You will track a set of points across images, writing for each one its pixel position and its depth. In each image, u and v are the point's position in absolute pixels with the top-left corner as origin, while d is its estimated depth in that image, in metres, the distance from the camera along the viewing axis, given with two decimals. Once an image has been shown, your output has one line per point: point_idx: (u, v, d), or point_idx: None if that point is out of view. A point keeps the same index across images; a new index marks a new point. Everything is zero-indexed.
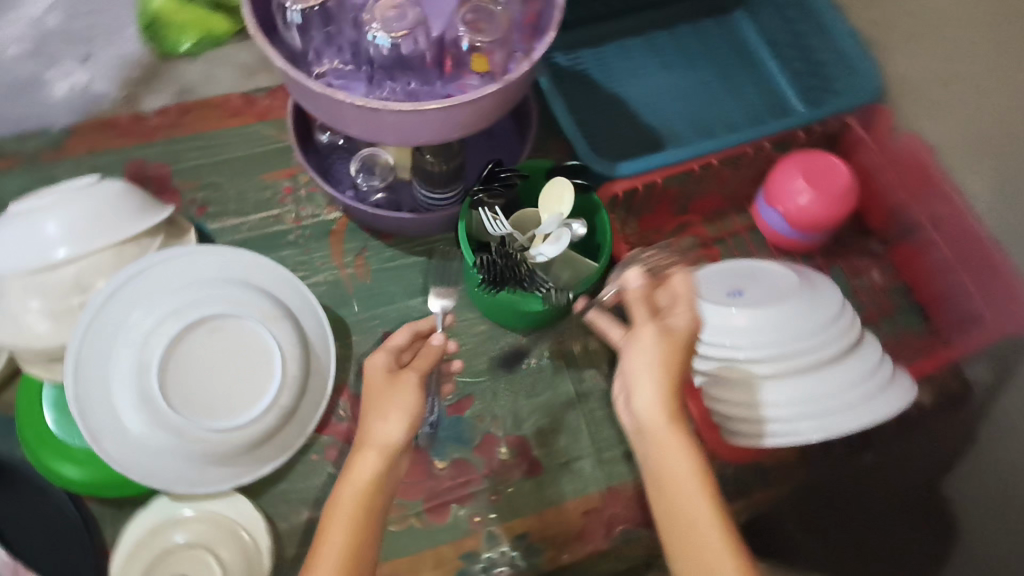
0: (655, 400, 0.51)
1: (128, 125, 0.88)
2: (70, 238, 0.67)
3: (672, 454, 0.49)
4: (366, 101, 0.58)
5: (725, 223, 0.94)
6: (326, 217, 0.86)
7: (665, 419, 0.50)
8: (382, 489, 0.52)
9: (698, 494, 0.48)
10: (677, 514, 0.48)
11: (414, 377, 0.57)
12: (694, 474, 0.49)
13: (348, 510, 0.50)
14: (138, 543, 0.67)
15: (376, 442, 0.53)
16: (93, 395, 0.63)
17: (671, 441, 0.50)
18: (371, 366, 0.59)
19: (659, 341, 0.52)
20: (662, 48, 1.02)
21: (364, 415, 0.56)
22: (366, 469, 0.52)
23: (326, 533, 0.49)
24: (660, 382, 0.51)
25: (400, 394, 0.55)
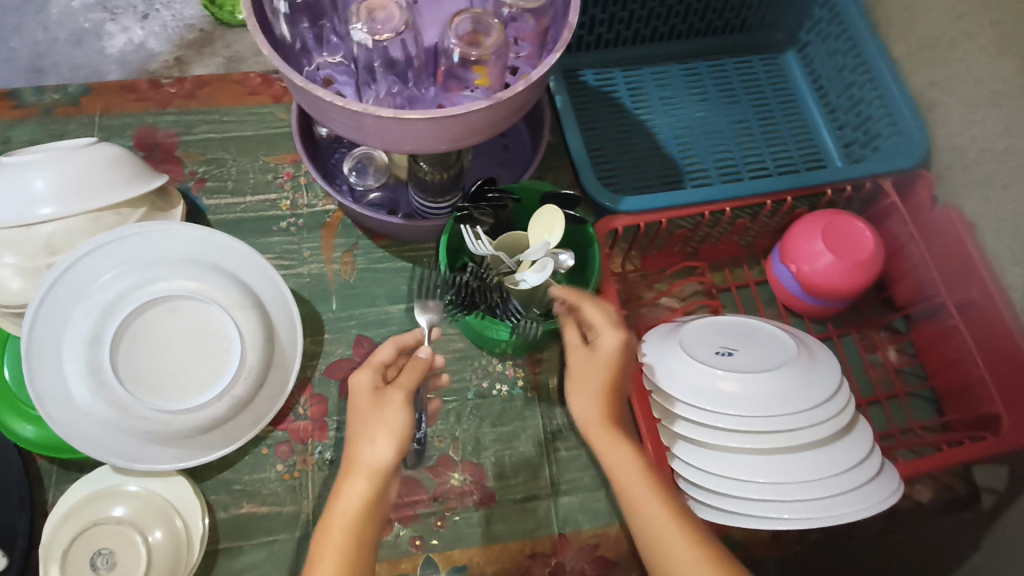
0: (591, 406, 0.54)
1: (146, 90, 0.88)
2: (54, 196, 0.66)
3: (622, 459, 0.52)
4: (347, 102, 0.55)
5: (737, 272, 0.88)
6: (321, 208, 0.84)
7: (603, 422, 0.53)
8: (371, 518, 0.48)
9: (653, 497, 0.50)
10: (641, 518, 0.50)
11: (401, 394, 0.51)
12: (648, 476, 0.51)
13: (337, 540, 0.46)
14: (72, 509, 0.67)
15: (363, 468, 0.48)
16: (44, 358, 0.64)
17: (614, 441, 0.53)
18: (358, 384, 0.53)
19: (580, 362, 0.56)
20: (701, 79, 0.96)
21: (351, 437, 0.50)
22: (352, 499, 0.47)
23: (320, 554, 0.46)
24: (594, 391, 0.54)
25: (387, 414, 0.50)
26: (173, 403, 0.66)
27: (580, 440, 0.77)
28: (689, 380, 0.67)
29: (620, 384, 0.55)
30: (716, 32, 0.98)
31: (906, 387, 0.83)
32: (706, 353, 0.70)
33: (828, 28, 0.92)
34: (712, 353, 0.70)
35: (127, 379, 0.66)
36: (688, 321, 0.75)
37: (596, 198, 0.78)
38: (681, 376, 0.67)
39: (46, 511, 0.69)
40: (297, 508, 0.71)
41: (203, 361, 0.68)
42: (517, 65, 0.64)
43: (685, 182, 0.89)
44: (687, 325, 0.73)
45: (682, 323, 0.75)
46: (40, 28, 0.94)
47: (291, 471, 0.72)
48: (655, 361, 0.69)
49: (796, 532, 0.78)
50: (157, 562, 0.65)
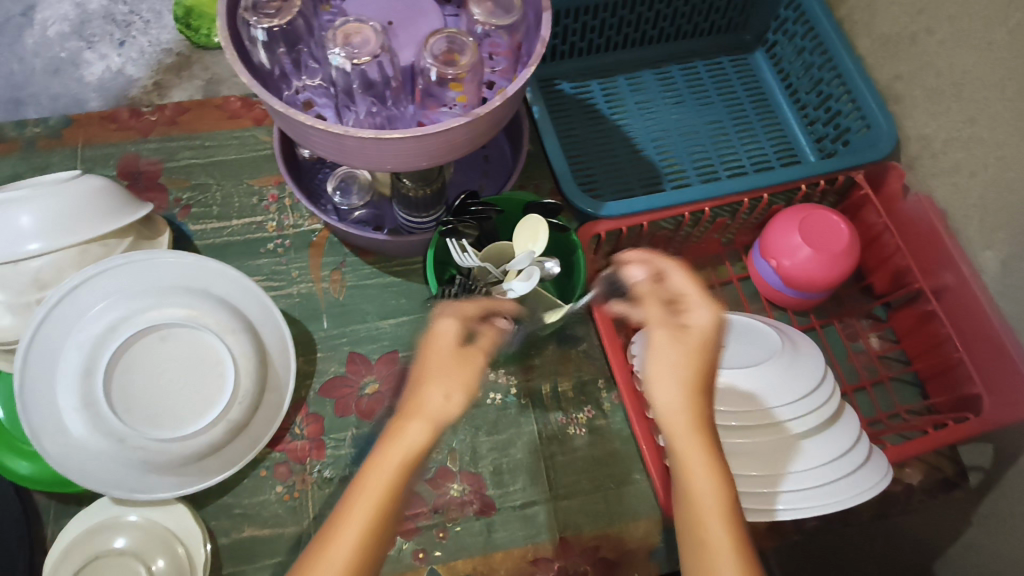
0: (681, 399, 0.49)
1: (127, 118, 0.89)
2: (42, 231, 0.67)
3: (698, 467, 0.47)
4: (328, 125, 0.56)
5: (720, 270, 0.90)
6: (307, 228, 0.85)
7: (690, 419, 0.48)
8: (418, 466, 0.47)
9: (716, 508, 0.45)
10: (699, 527, 0.45)
11: (481, 358, 0.53)
12: (719, 489, 0.46)
13: (383, 477, 0.46)
14: (71, 545, 0.67)
15: (428, 413, 0.48)
16: (38, 393, 0.64)
17: (694, 445, 0.47)
18: (440, 331, 0.53)
19: (677, 338, 0.51)
20: (675, 83, 0.98)
21: (420, 377, 0.51)
22: (411, 439, 0.47)
23: (367, 480, 0.46)
24: (682, 379, 0.49)
25: (465, 370, 0.51)
26: (168, 433, 0.66)
27: (576, 444, 0.78)
28: None
29: (710, 376, 0.50)
30: (687, 36, 1.00)
31: (890, 372, 0.85)
32: None
33: (795, 28, 0.95)
34: None
35: (123, 410, 0.66)
36: None
37: (577, 204, 0.79)
38: None
39: (47, 547, 0.69)
40: (298, 529, 0.72)
41: (197, 389, 0.68)
42: (492, 80, 0.66)
43: (664, 184, 0.91)
44: None
45: None
46: (15, 60, 0.94)
47: (291, 492, 0.73)
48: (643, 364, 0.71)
49: (792, 521, 0.79)
50: None
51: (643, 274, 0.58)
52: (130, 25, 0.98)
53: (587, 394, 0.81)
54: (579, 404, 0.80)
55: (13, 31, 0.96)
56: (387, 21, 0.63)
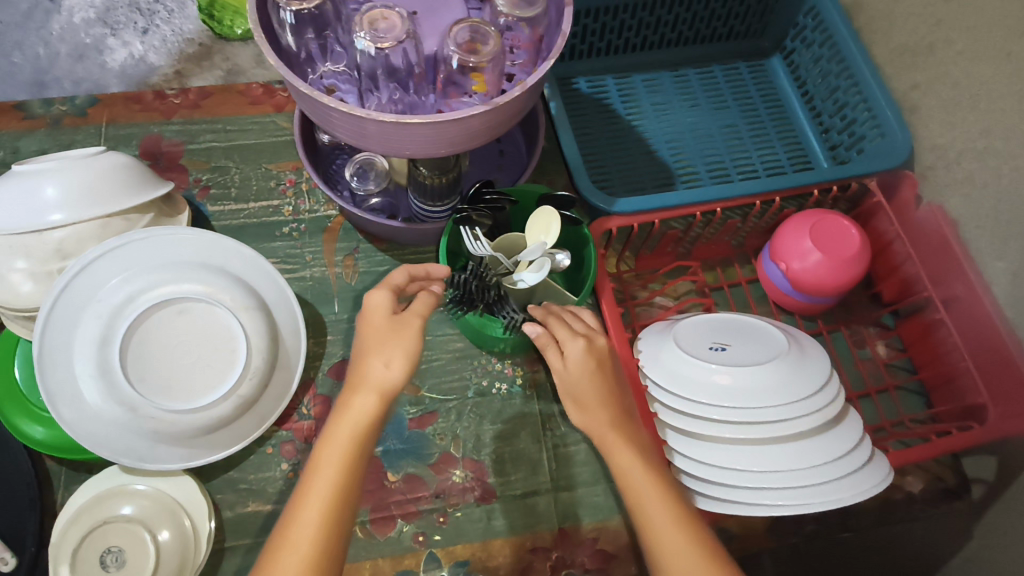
0: (593, 409, 0.57)
1: (151, 101, 0.91)
2: (65, 203, 0.68)
3: (625, 456, 0.55)
4: (351, 108, 0.57)
5: (729, 271, 0.90)
6: (323, 213, 0.86)
7: (606, 421, 0.56)
8: (372, 435, 0.51)
9: (648, 487, 0.53)
10: (639, 513, 0.53)
11: (416, 321, 0.55)
12: (645, 471, 0.54)
13: (340, 450, 0.50)
14: (82, 507, 0.68)
15: (374, 383, 0.52)
16: (57, 358, 0.66)
17: (617, 440, 0.56)
18: (374, 303, 0.56)
19: (565, 382, 0.59)
20: (691, 86, 0.99)
21: (359, 353, 0.54)
22: (362, 412, 0.51)
23: (319, 463, 0.49)
24: (585, 399, 0.57)
25: (402, 336, 0.54)
26: (179, 404, 0.67)
27: (579, 436, 0.79)
28: (684, 375, 0.69)
29: (608, 387, 0.58)
30: (705, 40, 1.01)
31: (896, 381, 0.85)
32: (701, 349, 0.72)
33: (812, 36, 0.96)
34: (707, 349, 0.72)
35: (137, 379, 0.67)
36: (681, 319, 0.77)
37: (589, 199, 0.80)
38: (675, 373, 0.69)
39: (56, 513, 0.70)
40: None
41: (210, 362, 0.70)
42: (512, 72, 0.66)
43: (676, 185, 0.92)
44: (683, 322, 0.75)
45: (675, 321, 0.77)
46: (43, 43, 0.97)
47: (296, 470, 0.74)
48: (651, 359, 0.71)
49: (792, 523, 0.79)
50: (165, 558, 0.66)
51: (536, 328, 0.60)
52: (153, 14, 1.00)
53: None
54: None
55: (42, 15, 0.99)
56: (412, 11, 0.65)
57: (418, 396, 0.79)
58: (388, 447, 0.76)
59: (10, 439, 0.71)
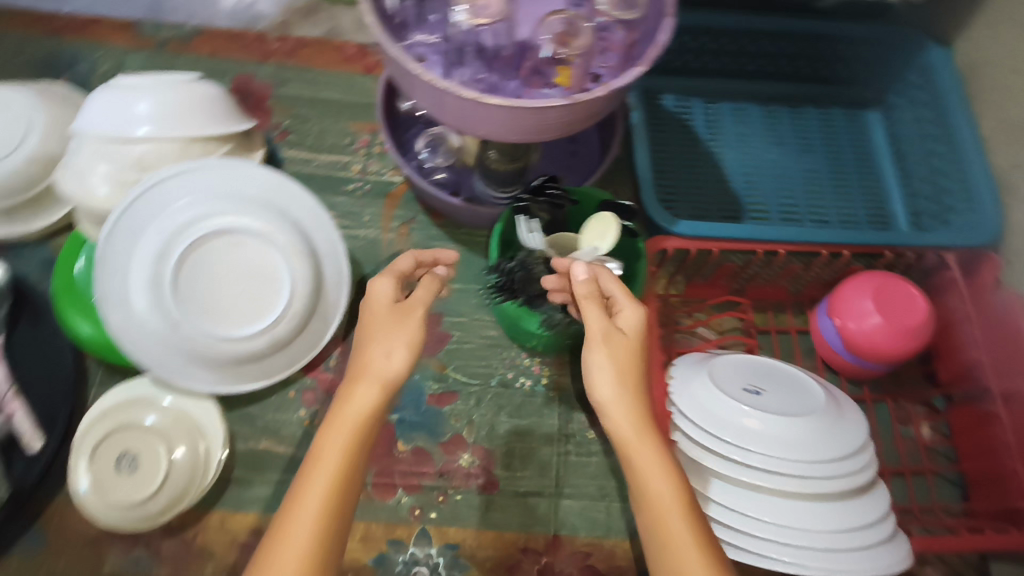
0: (625, 399, 0.51)
1: (251, 41, 0.94)
2: (152, 119, 0.72)
3: (652, 463, 0.49)
4: (433, 79, 0.57)
5: (780, 317, 0.87)
6: (388, 178, 0.88)
7: (637, 422, 0.51)
8: (374, 426, 0.49)
9: (675, 513, 0.47)
10: (662, 535, 0.47)
11: (420, 311, 0.55)
12: (675, 491, 0.48)
13: (341, 443, 0.47)
14: (108, 410, 0.71)
15: (376, 373, 0.50)
16: (117, 262, 0.68)
17: (646, 451, 0.49)
18: (376, 292, 0.55)
19: (614, 338, 0.54)
20: (779, 124, 0.96)
21: (364, 342, 0.52)
22: (364, 401, 0.48)
23: (320, 454, 0.47)
24: (626, 383, 0.52)
25: (406, 326, 0.53)
26: (218, 331, 0.69)
27: (593, 449, 0.78)
28: (713, 411, 0.67)
29: (644, 372, 0.53)
30: (804, 80, 0.98)
31: (935, 467, 0.80)
32: (734, 387, 0.70)
33: (918, 94, 0.92)
34: (741, 389, 0.70)
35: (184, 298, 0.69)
36: (719, 355, 0.75)
37: (651, 215, 0.79)
38: (703, 406, 0.67)
39: (86, 408, 0.74)
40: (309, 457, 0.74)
41: (253, 296, 0.71)
42: (600, 74, 0.64)
43: (744, 218, 0.89)
44: (720, 358, 0.73)
45: (713, 356, 0.75)
46: None
47: (312, 418, 0.76)
48: (680, 389, 0.70)
49: None
50: (174, 478, 0.68)
51: (585, 273, 0.57)
52: None
53: None
54: None
55: None
56: None
57: (442, 374, 0.79)
58: (403, 417, 0.76)
59: (59, 330, 0.74)
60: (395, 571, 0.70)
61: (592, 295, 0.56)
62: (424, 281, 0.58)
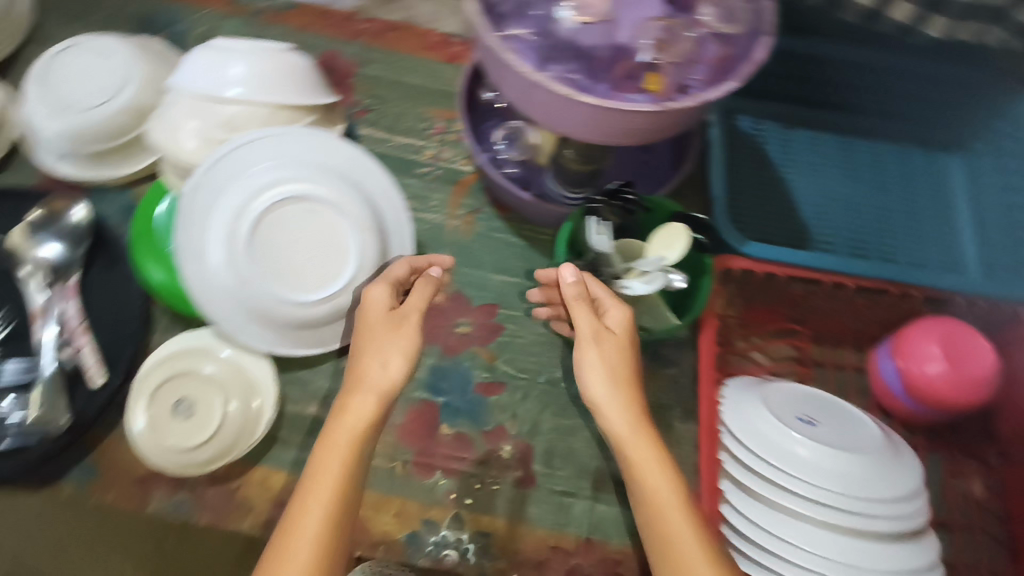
0: (617, 403, 0.56)
1: (339, 18, 0.96)
2: (246, 82, 0.74)
3: (649, 460, 0.54)
4: (528, 70, 0.58)
5: (838, 352, 0.84)
6: (459, 166, 0.89)
7: (631, 420, 0.55)
8: (372, 434, 0.53)
9: (673, 504, 0.52)
10: (662, 527, 0.52)
11: (415, 316, 0.59)
12: (671, 485, 0.53)
13: (342, 451, 0.51)
14: (171, 356, 0.73)
15: (373, 385, 0.54)
16: (197, 215, 0.71)
17: (644, 447, 0.54)
18: (373, 299, 0.59)
19: (604, 337, 0.58)
20: (856, 155, 0.94)
21: (360, 353, 0.57)
22: (361, 412, 0.53)
23: (319, 469, 0.51)
24: (620, 390, 0.56)
25: (402, 335, 0.57)
26: (283, 293, 0.70)
27: None
28: (765, 435, 0.66)
29: (637, 374, 0.58)
30: (887, 116, 0.95)
31: (985, 524, 0.77)
32: (788, 415, 0.68)
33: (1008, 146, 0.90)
34: (794, 417, 0.68)
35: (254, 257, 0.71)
36: (773, 382, 0.74)
37: (720, 232, 0.79)
38: (755, 429, 0.66)
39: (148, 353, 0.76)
40: None
41: (320, 263, 0.72)
42: (690, 85, 0.61)
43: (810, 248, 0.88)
44: (774, 385, 0.72)
45: (768, 382, 0.73)
46: None
47: None
48: (732, 409, 0.69)
49: None
50: (225, 430, 0.70)
51: (572, 277, 0.61)
52: None
53: (658, 415, 0.79)
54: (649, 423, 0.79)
55: None
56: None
57: (491, 364, 0.79)
58: (448, 402, 0.77)
59: (130, 275, 0.76)
60: (425, 551, 0.71)
61: (580, 296, 0.61)
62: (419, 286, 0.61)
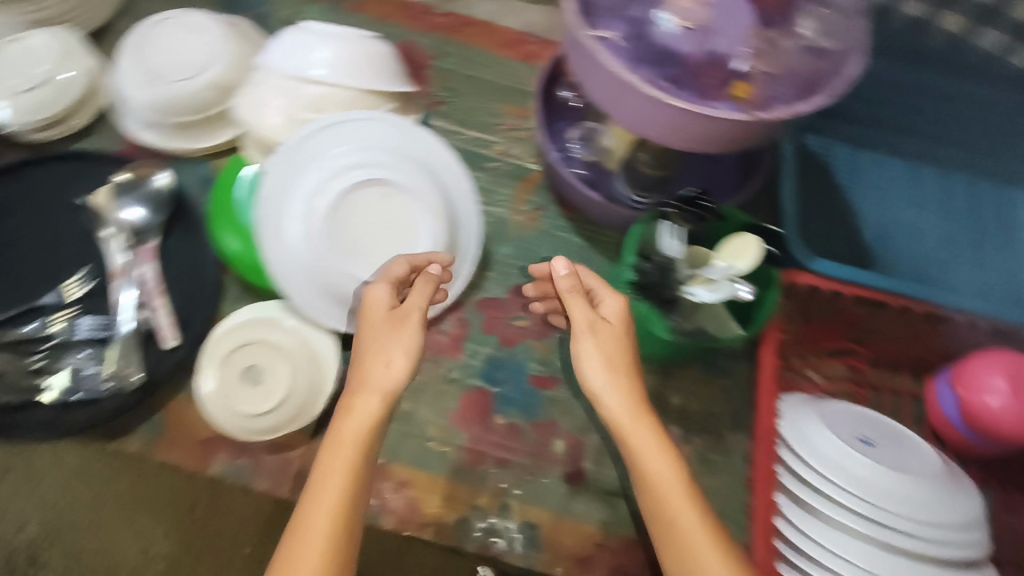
0: (619, 398, 0.56)
1: (417, 11, 0.98)
2: (334, 66, 0.76)
3: (653, 454, 0.54)
4: (621, 70, 0.59)
5: (894, 377, 0.84)
6: (526, 163, 0.90)
7: (632, 410, 0.56)
8: (376, 435, 0.54)
9: (682, 501, 0.53)
10: (673, 525, 0.53)
11: (416, 314, 0.59)
12: (680, 479, 0.54)
13: (349, 454, 0.52)
14: (240, 324, 0.74)
15: (377, 386, 0.54)
16: (278, 191, 0.73)
17: (648, 442, 0.55)
18: (373, 298, 0.60)
19: (604, 328, 0.59)
20: (924, 183, 0.93)
21: (364, 354, 0.57)
22: (365, 414, 0.53)
23: (328, 473, 0.52)
24: (622, 392, 0.56)
25: (404, 332, 0.57)
26: (354, 272, 0.72)
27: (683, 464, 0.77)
28: (825, 450, 0.65)
29: (636, 367, 0.58)
30: (959, 143, 0.94)
31: None
32: (847, 433, 0.68)
33: None
34: (853, 436, 0.68)
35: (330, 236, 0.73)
36: (828, 401, 0.73)
37: (789, 247, 0.78)
38: (816, 444, 0.66)
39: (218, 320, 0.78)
40: (409, 409, 0.76)
41: (392, 246, 0.73)
42: (775, 95, 0.60)
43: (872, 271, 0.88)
44: (831, 403, 0.72)
45: (825, 400, 0.73)
46: None
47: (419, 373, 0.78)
48: (792, 424, 0.68)
49: None
50: (289, 399, 0.72)
51: (566, 271, 0.62)
52: None
53: (710, 424, 0.79)
54: (699, 431, 0.79)
55: None
56: None
57: (547, 359, 0.80)
58: (504, 393, 0.78)
59: (206, 244, 0.79)
60: (472, 537, 0.72)
61: (574, 288, 0.62)
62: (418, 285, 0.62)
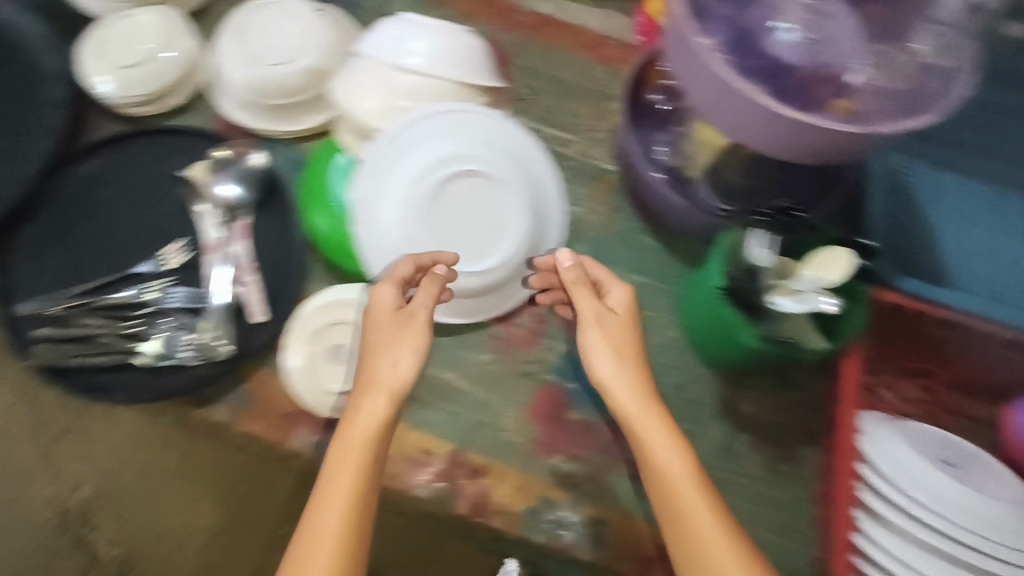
0: (627, 389, 0.62)
1: (501, 8, 0.98)
2: (430, 57, 0.77)
3: (661, 442, 0.60)
4: (730, 75, 0.59)
5: (970, 400, 0.83)
6: (605, 164, 0.91)
7: (638, 399, 0.61)
8: (384, 430, 0.59)
9: (689, 487, 0.58)
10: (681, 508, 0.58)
11: (421, 313, 0.63)
12: (684, 463, 0.59)
13: (356, 447, 0.58)
14: (326, 304, 0.77)
15: (384, 386, 0.59)
16: (378, 177, 0.74)
17: (657, 428, 0.60)
18: (379, 300, 0.64)
19: (609, 318, 0.65)
20: (1008, 209, 0.90)
21: (371, 354, 0.62)
22: (373, 413, 0.59)
23: (340, 461, 0.57)
24: (625, 387, 0.62)
25: (409, 333, 0.62)
26: None
27: (751, 472, 0.78)
28: (914, 474, 0.64)
29: (641, 355, 0.64)
30: None
31: None
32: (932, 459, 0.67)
33: None
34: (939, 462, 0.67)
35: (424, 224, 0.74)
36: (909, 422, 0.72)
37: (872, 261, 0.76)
38: (906, 468, 0.65)
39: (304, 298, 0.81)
40: (484, 398, 0.78)
41: (483, 238, 0.75)
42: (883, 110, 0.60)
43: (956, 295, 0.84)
44: (912, 426, 0.71)
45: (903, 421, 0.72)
46: None
47: (495, 364, 0.79)
48: (877, 445, 0.67)
49: None
50: None
51: (570, 261, 0.68)
52: None
53: (779, 435, 0.79)
54: (769, 440, 0.79)
55: None
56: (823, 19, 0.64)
57: None
58: (578, 388, 0.78)
59: (294, 223, 0.81)
60: (541, 527, 0.73)
61: (579, 279, 0.67)
62: (424, 286, 0.65)
